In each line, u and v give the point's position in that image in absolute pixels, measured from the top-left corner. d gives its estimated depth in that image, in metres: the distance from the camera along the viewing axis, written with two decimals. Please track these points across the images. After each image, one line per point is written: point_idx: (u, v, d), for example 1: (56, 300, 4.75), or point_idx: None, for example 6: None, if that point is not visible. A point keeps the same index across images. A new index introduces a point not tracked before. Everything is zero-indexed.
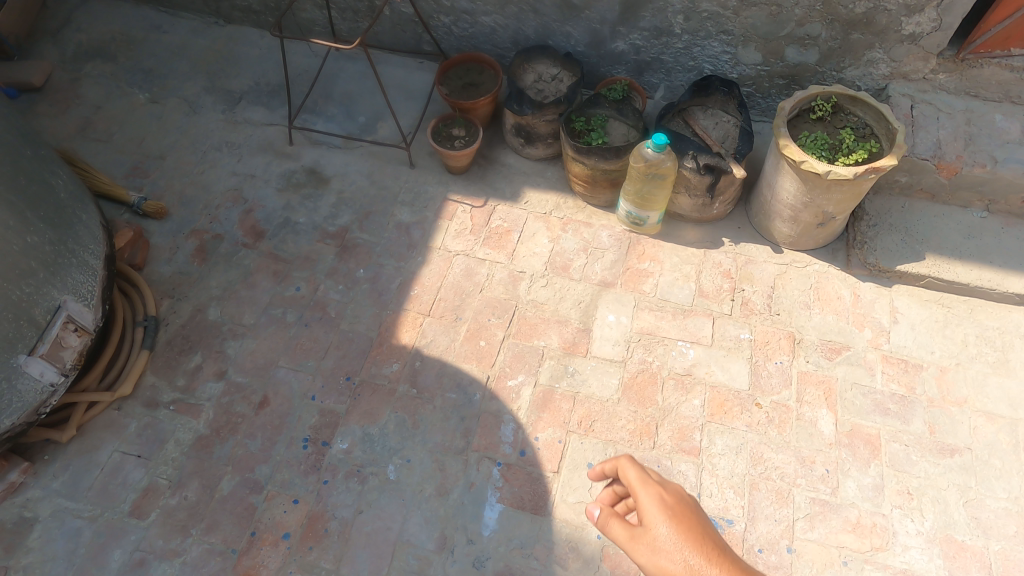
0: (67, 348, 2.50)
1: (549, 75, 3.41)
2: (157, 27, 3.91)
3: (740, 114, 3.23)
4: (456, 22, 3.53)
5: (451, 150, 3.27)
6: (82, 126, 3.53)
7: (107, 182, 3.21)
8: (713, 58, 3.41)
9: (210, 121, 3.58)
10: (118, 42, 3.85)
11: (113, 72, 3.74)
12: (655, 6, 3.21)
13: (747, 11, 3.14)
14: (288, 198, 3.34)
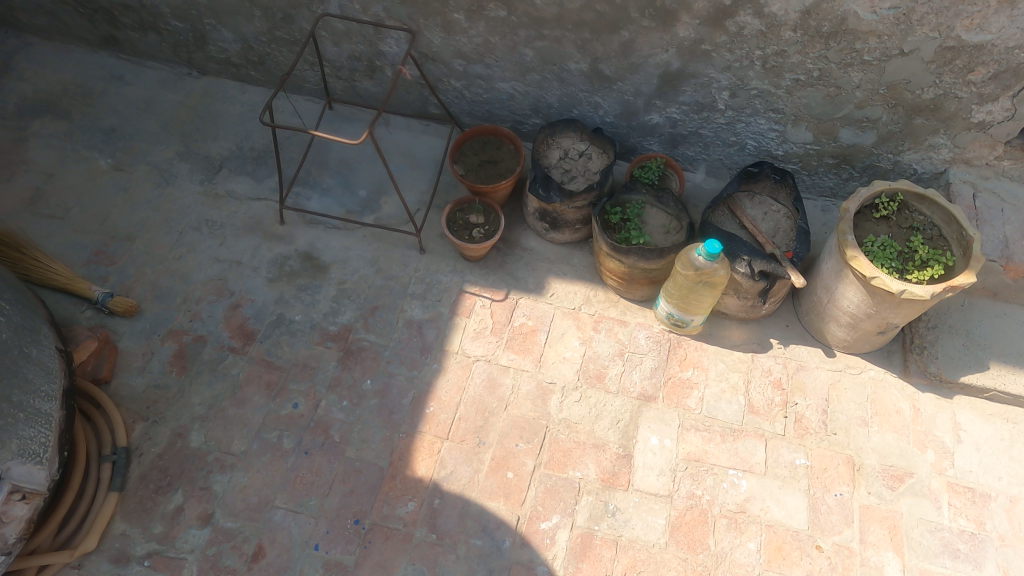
0: (11, 522, 2.06)
1: (577, 151, 3.01)
2: (117, 77, 3.55)
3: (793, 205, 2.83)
4: (469, 86, 3.11)
5: (469, 242, 2.87)
6: (31, 199, 3.17)
7: (66, 274, 2.85)
8: (757, 134, 2.96)
9: (187, 195, 3.22)
10: (72, 94, 3.48)
11: (66, 131, 3.38)
12: (699, 81, 2.79)
13: (801, 91, 2.72)
14: (282, 289, 2.96)
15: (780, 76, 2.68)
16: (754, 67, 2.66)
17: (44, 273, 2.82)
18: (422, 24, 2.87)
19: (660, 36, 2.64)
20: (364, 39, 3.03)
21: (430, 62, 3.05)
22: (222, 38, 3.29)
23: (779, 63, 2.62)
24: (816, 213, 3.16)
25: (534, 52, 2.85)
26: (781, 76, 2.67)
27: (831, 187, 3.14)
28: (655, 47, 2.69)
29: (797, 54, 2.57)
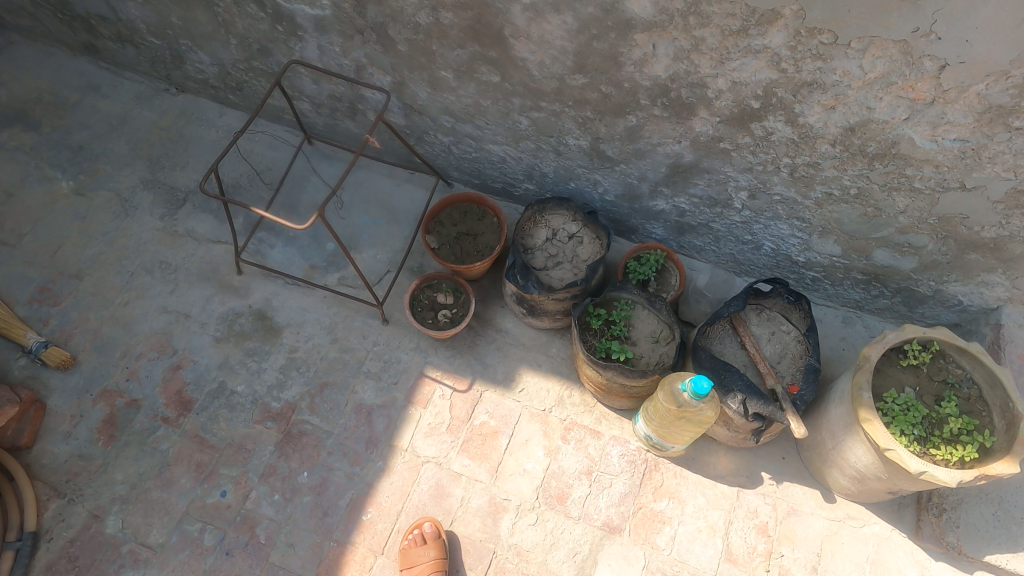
0: None
1: (566, 234, 2.65)
2: (95, 87, 3.32)
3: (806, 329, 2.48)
4: (457, 143, 2.76)
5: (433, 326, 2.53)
6: None
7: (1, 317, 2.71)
8: (776, 238, 2.63)
9: (145, 230, 3.01)
10: (44, 103, 3.26)
11: (33, 145, 3.16)
12: (714, 177, 2.42)
13: (833, 206, 2.37)
14: (228, 352, 2.75)
15: (811, 187, 2.33)
16: (779, 174, 2.30)
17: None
18: (406, 76, 2.51)
19: (673, 127, 2.25)
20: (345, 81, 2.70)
21: (415, 115, 2.70)
22: (199, 60, 3.00)
23: (809, 175, 2.27)
24: (835, 324, 2.92)
25: (529, 121, 2.48)
26: (812, 188, 2.32)
27: (857, 300, 2.85)
28: (666, 136, 2.30)
29: (833, 169, 2.21)
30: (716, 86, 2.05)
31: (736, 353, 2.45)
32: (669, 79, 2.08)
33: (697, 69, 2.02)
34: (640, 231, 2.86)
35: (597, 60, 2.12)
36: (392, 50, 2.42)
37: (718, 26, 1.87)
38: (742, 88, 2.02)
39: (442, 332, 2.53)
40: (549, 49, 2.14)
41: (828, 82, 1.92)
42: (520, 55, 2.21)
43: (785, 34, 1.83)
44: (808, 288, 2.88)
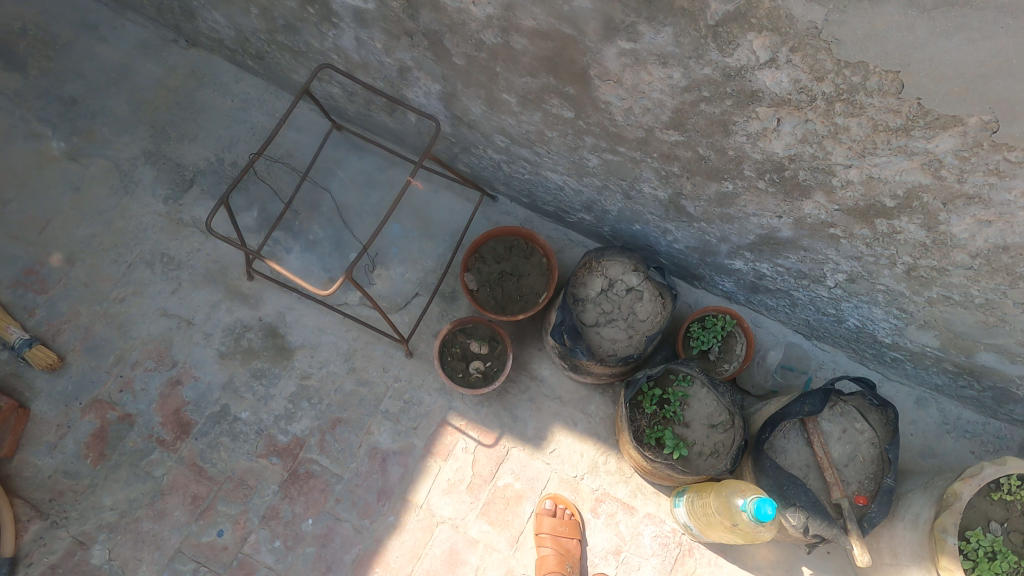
0: None
1: (623, 288, 2.30)
2: (90, 26, 2.85)
3: (886, 434, 2.21)
4: (510, 163, 2.37)
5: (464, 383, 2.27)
6: None
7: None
8: (865, 318, 2.26)
9: (146, 213, 2.67)
10: (30, 38, 2.82)
11: (16, 92, 2.76)
12: (811, 255, 2.05)
13: (946, 307, 2.00)
14: (233, 370, 2.51)
15: (926, 286, 1.95)
16: (892, 269, 1.94)
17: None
18: (459, 88, 2.10)
19: (778, 203, 1.87)
20: (384, 77, 2.27)
21: (465, 127, 2.30)
22: (212, 19, 2.54)
23: (928, 275, 1.89)
24: (907, 405, 2.59)
25: (600, 161, 2.08)
26: (928, 288, 1.95)
27: (937, 384, 2.49)
28: (765, 210, 1.92)
29: (960, 278, 1.84)
30: (845, 175, 1.65)
31: (799, 451, 2.20)
32: (788, 158, 1.68)
33: (826, 155, 1.61)
34: (707, 280, 2.51)
35: (702, 122, 1.70)
36: (446, 61, 2.00)
37: (870, 118, 1.46)
38: (879, 185, 1.63)
39: (474, 390, 2.26)
40: (643, 99, 1.72)
41: (995, 200, 1.52)
42: (605, 97, 1.79)
43: (958, 140, 1.42)
44: (885, 365, 2.52)
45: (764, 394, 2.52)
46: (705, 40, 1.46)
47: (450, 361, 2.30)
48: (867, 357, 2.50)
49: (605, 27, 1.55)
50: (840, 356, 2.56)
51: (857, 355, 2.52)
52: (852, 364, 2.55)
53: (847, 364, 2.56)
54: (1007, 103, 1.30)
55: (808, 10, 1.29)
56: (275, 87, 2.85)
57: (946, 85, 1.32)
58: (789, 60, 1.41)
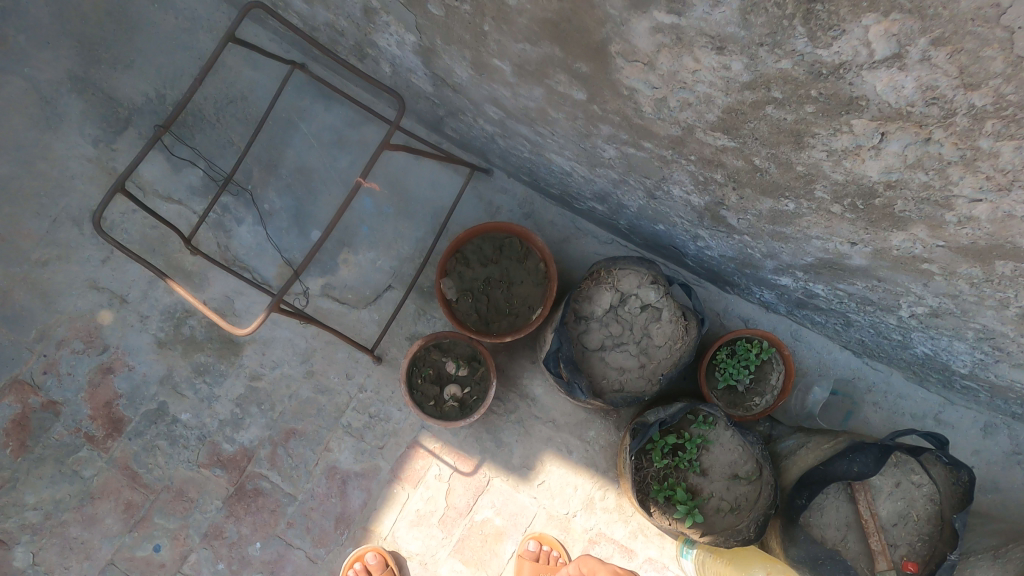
0: None
1: (637, 306, 1.86)
2: None
3: (951, 494, 1.75)
4: (504, 137, 1.87)
5: (434, 411, 1.88)
6: None
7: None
8: (939, 347, 1.78)
9: (75, 153, 2.22)
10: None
11: None
12: (886, 286, 1.57)
13: None
14: (173, 360, 2.12)
15: None
16: (998, 311, 1.46)
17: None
18: (439, 45, 1.58)
19: (853, 230, 1.37)
20: (348, 16, 1.74)
21: (450, 92, 1.79)
22: None
23: None
24: (974, 436, 2.04)
25: (617, 154, 1.58)
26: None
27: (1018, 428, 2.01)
28: (834, 234, 1.43)
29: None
30: (967, 212, 1.15)
31: (838, 507, 1.79)
32: (884, 184, 1.17)
33: (946, 185, 1.11)
34: (743, 287, 2.04)
35: (765, 129, 1.19)
36: (420, 7, 1.47)
37: None
38: (1016, 224, 1.13)
39: (445, 421, 1.88)
40: (683, 89, 1.21)
41: None
42: (631, 80, 1.27)
43: None
44: (953, 394, 2.02)
45: (801, 425, 2.10)
46: (790, 20, 0.94)
47: (418, 381, 1.89)
48: (931, 386, 2.03)
49: None
50: (896, 376, 2.08)
51: (918, 377, 2.02)
52: (908, 386, 2.07)
53: (903, 389, 2.08)
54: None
55: None
56: (229, 9, 2.30)
57: None
58: (925, 59, 0.89)
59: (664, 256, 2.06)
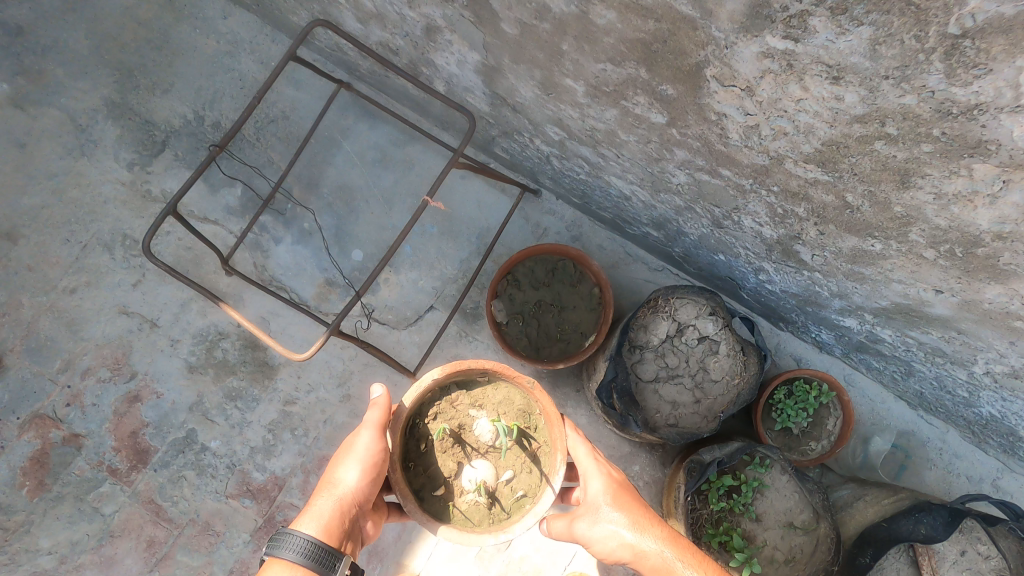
0: None
1: (694, 336, 1.79)
2: None
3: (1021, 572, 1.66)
4: (562, 158, 1.81)
5: (446, 508, 1.31)
6: None
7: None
8: (1009, 414, 1.69)
9: (106, 181, 2.18)
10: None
11: None
12: (966, 341, 1.48)
13: None
14: (204, 387, 2.07)
15: None
16: None
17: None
18: (506, 64, 1.52)
19: (944, 278, 1.30)
20: (406, 35, 1.63)
21: (509, 110, 1.73)
22: None
23: None
24: None
25: (689, 179, 1.53)
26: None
27: None
28: (921, 280, 1.36)
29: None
30: None
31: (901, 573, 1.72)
32: (992, 234, 1.11)
33: None
34: (796, 323, 1.94)
35: (867, 164, 1.14)
36: (492, 27, 1.41)
37: None
38: None
39: (461, 526, 1.29)
40: (782, 119, 1.16)
41: None
42: (721, 106, 1.22)
43: None
44: (1015, 460, 1.91)
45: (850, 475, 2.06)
46: (926, 57, 0.90)
47: (428, 448, 1.34)
48: (992, 449, 1.94)
49: (752, 13, 1.00)
50: (952, 434, 2.01)
51: (977, 440, 1.95)
52: (964, 446, 2.00)
53: (959, 448, 2.01)
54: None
55: None
56: (272, 32, 2.28)
57: None
58: None
59: (718, 285, 1.96)
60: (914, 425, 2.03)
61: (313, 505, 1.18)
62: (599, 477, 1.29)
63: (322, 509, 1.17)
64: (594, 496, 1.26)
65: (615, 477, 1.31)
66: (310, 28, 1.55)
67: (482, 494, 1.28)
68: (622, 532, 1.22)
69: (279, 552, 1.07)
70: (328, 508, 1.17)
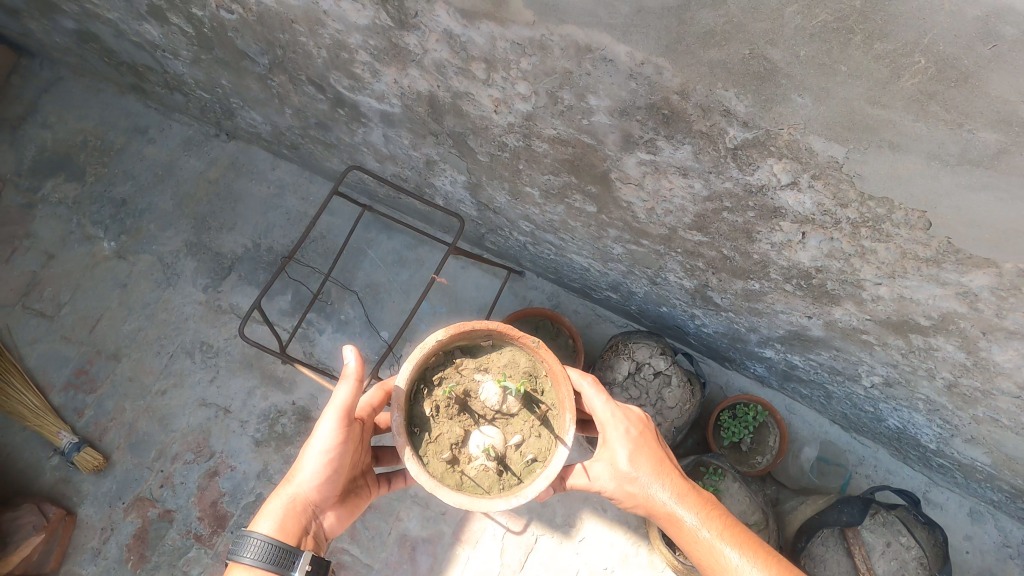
0: None
1: (652, 371, 2.27)
2: (142, 129, 3.07)
3: (933, 554, 2.06)
4: (535, 244, 2.38)
5: (459, 475, 1.53)
6: (25, 289, 2.84)
7: (32, 408, 2.58)
8: (906, 421, 2.13)
9: (187, 303, 2.80)
10: (89, 149, 3.04)
11: (74, 198, 2.97)
12: (846, 356, 1.95)
13: (992, 429, 1.82)
14: (268, 458, 2.56)
15: (971, 407, 1.80)
16: (931, 382, 1.80)
17: (12, 404, 2.57)
18: (484, 180, 2.10)
19: (806, 304, 1.81)
20: (413, 168, 2.25)
21: (492, 213, 2.32)
22: (251, 118, 2.54)
23: (971, 395, 1.74)
24: (959, 517, 2.40)
25: (624, 250, 2.08)
26: (973, 406, 1.79)
27: (993, 500, 2.27)
28: (793, 308, 1.87)
29: (1008, 403, 1.67)
30: (875, 290, 1.58)
31: (840, 561, 2.09)
32: (815, 268, 1.63)
33: (854, 271, 1.56)
34: (737, 361, 2.45)
35: (725, 227, 1.68)
36: (471, 157, 1.99)
37: (901, 246, 1.39)
38: (910, 305, 1.55)
39: (472, 490, 1.51)
40: (665, 202, 1.71)
41: None
42: (628, 198, 1.78)
43: (993, 279, 1.32)
44: (932, 470, 2.34)
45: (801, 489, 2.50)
46: (726, 159, 1.43)
47: (436, 413, 1.57)
48: (912, 458, 2.34)
49: (624, 140, 1.54)
50: (883, 453, 2.46)
51: (901, 455, 2.38)
52: (895, 464, 2.44)
53: (891, 465, 2.46)
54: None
55: (827, 147, 1.24)
56: (310, 174, 2.95)
57: (976, 232, 1.23)
58: (811, 185, 1.37)
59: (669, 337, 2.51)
60: (850, 446, 2.49)
61: (268, 507, 1.44)
62: (623, 444, 1.54)
63: (275, 509, 1.43)
64: (612, 461, 1.54)
65: (633, 438, 1.56)
66: (347, 170, 2.25)
67: (490, 458, 1.51)
68: (637, 488, 1.54)
69: (239, 557, 1.34)
70: (283, 508, 1.43)
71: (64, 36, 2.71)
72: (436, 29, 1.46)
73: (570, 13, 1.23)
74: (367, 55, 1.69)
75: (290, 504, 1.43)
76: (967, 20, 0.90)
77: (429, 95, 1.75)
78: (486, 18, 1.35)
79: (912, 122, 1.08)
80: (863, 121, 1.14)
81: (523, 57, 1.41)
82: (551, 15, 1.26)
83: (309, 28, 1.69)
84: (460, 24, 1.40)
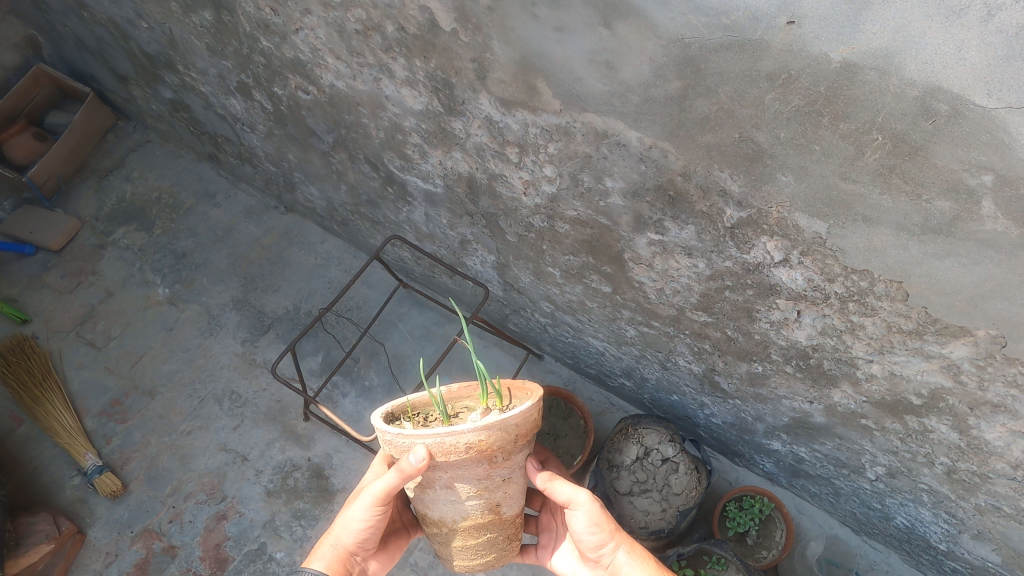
0: None
1: (660, 456, 2.39)
2: (210, 194, 3.42)
3: None
4: (554, 326, 2.55)
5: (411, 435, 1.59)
6: (82, 318, 3.16)
7: (67, 428, 2.83)
8: (913, 518, 2.11)
9: (224, 353, 3.03)
10: (162, 205, 3.41)
11: (141, 245, 3.31)
12: (846, 444, 2.00)
13: (998, 520, 1.79)
14: (275, 506, 2.72)
15: (973, 494, 1.79)
16: (931, 468, 1.82)
17: (50, 422, 2.83)
18: (511, 261, 2.30)
19: (807, 388, 1.89)
20: (448, 247, 2.49)
21: (515, 292, 2.50)
22: (309, 192, 2.87)
23: (969, 481, 1.75)
24: None
25: (636, 332, 2.21)
26: (974, 494, 1.78)
27: None
28: (796, 393, 1.94)
29: (1007, 488, 1.67)
30: (868, 368, 1.67)
31: None
32: (812, 347, 1.73)
33: (847, 349, 1.65)
34: (746, 456, 2.53)
35: (729, 307, 1.80)
36: (501, 236, 2.19)
37: (884, 319, 1.50)
38: (901, 382, 1.62)
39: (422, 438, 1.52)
40: (673, 282, 1.86)
41: (1021, 412, 1.45)
42: (640, 279, 1.94)
43: (972, 349, 1.41)
44: None
45: None
46: (725, 238, 1.59)
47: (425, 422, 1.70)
48: (926, 561, 2.32)
49: (636, 221, 1.72)
50: (893, 557, 2.49)
51: (913, 559, 2.39)
52: (908, 570, 2.46)
53: (902, 570, 2.48)
54: (1010, 323, 1.31)
55: (812, 223, 1.40)
56: (354, 250, 3.22)
57: (948, 299, 1.35)
58: (801, 262, 1.51)
59: (680, 430, 2.63)
60: (860, 549, 2.53)
61: (318, 551, 1.71)
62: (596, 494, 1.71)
63: (325, 553, 1.70)
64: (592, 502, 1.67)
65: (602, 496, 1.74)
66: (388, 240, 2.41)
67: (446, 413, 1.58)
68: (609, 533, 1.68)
69: None
70: (331, 553, 1.70)
71: (161, 104, 3.12)
72: (479, 115, 1.71)
73: (590, 103, 1.47)
74: (418, 137, 1.96)
75: (338, 554, 1.71)
76: (909, 100, 1.10)
77: (468, 177, 1.99)
78: (521, 107, 1.60)
79: (879, 195, 1.26)
80: (839, 198, 1.32)
81: (550, 142, 1.64)
82: (575, 105, 1.50)
83: (372, 110, 1.99)
84: (499, 112, 1.66)
